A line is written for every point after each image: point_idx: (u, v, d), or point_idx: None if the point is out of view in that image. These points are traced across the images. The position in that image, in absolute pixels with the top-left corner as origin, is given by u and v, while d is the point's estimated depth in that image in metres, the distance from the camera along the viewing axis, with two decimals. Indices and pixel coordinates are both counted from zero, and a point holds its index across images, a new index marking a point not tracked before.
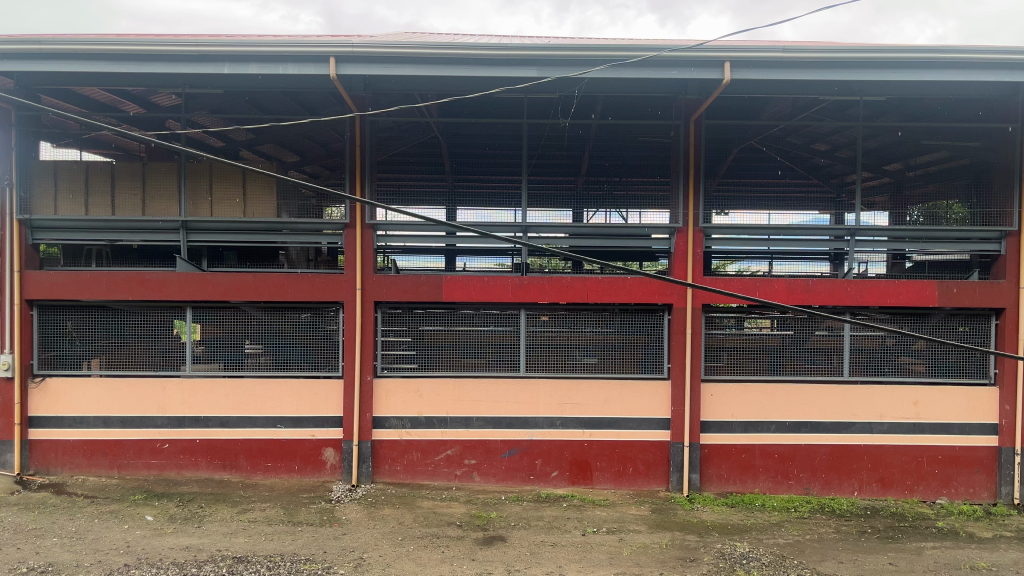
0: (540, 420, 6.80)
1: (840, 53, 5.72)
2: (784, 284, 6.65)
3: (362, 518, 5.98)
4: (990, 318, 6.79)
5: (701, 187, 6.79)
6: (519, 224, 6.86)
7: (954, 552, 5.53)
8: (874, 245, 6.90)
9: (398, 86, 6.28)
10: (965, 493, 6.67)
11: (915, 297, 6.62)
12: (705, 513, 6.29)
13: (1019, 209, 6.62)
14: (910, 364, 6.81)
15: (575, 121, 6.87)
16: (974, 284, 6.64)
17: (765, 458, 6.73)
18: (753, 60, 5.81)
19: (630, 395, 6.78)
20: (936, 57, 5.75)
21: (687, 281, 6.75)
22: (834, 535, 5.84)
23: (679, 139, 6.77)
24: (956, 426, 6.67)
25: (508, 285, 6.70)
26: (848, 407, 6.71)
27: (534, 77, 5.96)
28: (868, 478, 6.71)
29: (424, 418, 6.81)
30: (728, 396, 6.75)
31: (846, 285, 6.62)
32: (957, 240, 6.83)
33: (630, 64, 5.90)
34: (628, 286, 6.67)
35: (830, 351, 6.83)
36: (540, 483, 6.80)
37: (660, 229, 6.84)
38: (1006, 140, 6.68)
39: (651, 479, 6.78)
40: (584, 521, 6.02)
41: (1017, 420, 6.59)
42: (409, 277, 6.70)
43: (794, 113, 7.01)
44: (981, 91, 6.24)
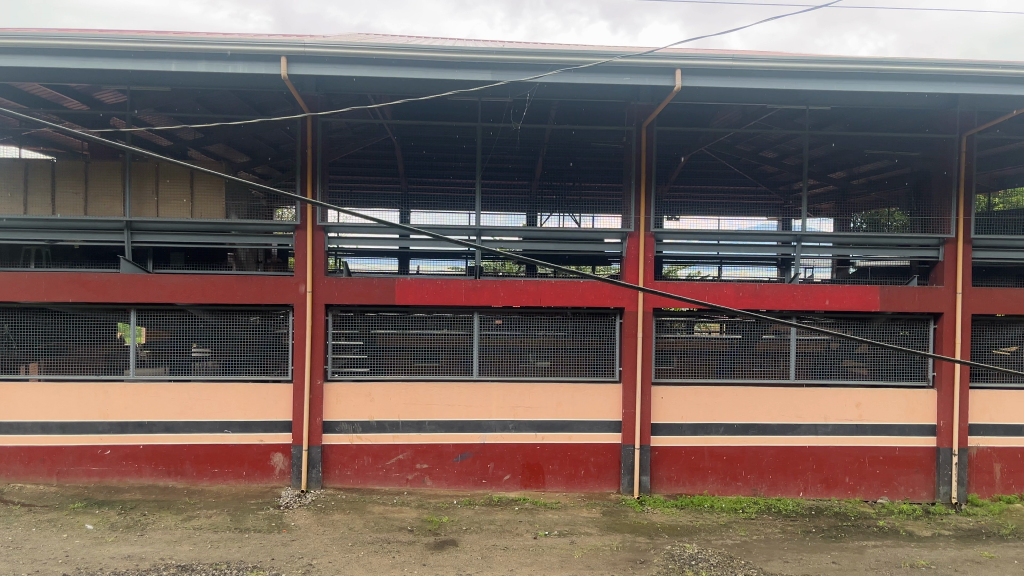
0: (493, 424, 6.79)
1: (786, 63, 5.86)
2: (733, 288, 6.74)
3: (311, 523, 5.90)
4: (929, 322, 6.96)
5: (653, 192, 6.85)
6: (473, 227, 6.76)
7: (895, 550, 5.68)
8: (820, 250, 6.98)
9: (351, 88, 6.18)
10: (905, 492, 6.86)
11: (859, 301, 6.78)
12: (655, 515, 6.35)
13: (955, 217, 6.82)
14: (853, 367, 6.98)
15: (528, 125, 6.84)
16: (914, 290, 6.81)
17: (713, 459, 6.84)
18: (703, 68, 5.92)
19: (582, 398, 6.81)
20: (877, 69, 5.92)
21: (638, 285, 6.79)
22: (780, 535, 5.96)
23: (631, 144, 6.83)
24: (897, 427, 6.87)
25: (461, 288, 6.67)
26: (794, 409, 6.85)
27: (488, 81, 5.97)
28: (813, 479, 6.85)
29: (375, 423, 6.75)
30: (677, 398, 6.84)
31: (793, 290, 6.76)
32: (898, 247, 7.00)
33: (582, 70, 5.94)
34: (581, 290, 6.72)
35: (777, 354, 6.96)
36: (492, 486, 6.79)
37: (612, 233, 6.89)
38: (943, 148, 6.89)
39: (603, 482, 6.82)
40: (536, 524, 6.04)
41: (954, 421, 6.79)
42: (361, 279, 6.64)
43: (743, 121, 7.15)
44: (921, 103, 6.45)
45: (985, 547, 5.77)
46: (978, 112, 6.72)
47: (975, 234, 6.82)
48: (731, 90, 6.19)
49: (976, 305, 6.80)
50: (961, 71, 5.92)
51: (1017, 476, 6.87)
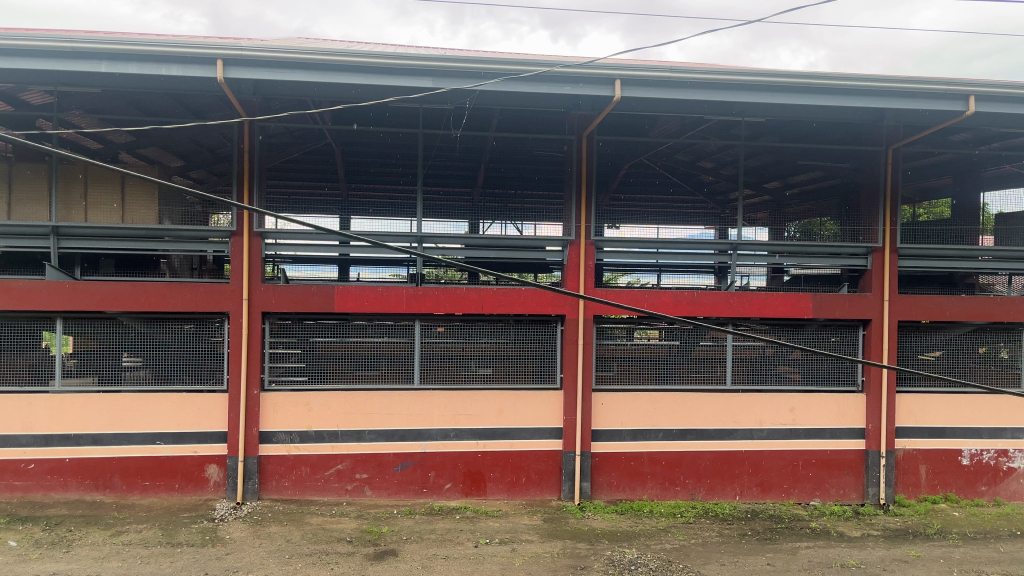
0: (434, 432, 6.74)
1: (722, 75, 6.00)
2: (671, 296, 6.85)
3: (246, 536, 5.77)
4: (858, 329, 7.18)
5: (593, 200, 6.91)
6: (414, 234, 6.69)
7: (826, 550, 5.83)
8: (756, 259, 7.13)
9: (289, 92, 6.09)
10: (837, 494, 7.05)
11: (793, 308, 6.95)
12: (596, 520, 6.39)
13: (882, 226, 7.03)
14: (787, 372, 7.15)
15: (468, 132, 6.83)
16: (844, 297, 7.02)
17: (653, 465, 6.91)
18: (642, 79, 6.02)
19: (523, 405, 6.83)
20: (807, 82, 6.11)
21: (579, 292, 6.84)
22: (717, 538, 6.06)
23: (572, 154, 6.87)
24: (828, 431, 7.06)
25: (402, 295, 6.62)
26: (730, 414, 6.99)
27: (429, 87, 5.96)
28: (748, 483, 6.99)
29: (313, 432, 6.64)
30: (618, 404, 6.90)
31: (729, 298, 6.90)
32: (830, 256, 7.18)
33: (523, 79, 5.98)
34: (522, 297, 6.74)
35: (713, 360, 7.09)
36: (433, 495, 6.74)
37: (553, 241, 6.92)
38: (872, 161, 7.11)
39: (544, 488, 6.84)
40: (477, 532, 6.02)
41: (882, 425, 7.01)
42: (298, 286, 6.53)
43: (681, 131, 7.30)
44: (850, 117, 6.67)
45: (912, 547, 5.96)
46: (903, 126, 6.97)
47: (901, 243, 7.05)
48: (670, 101, 6.30)
49: (902, 313, 7.02)
50: (886, 86, 6.14)
51: (941, 477, 7.12)
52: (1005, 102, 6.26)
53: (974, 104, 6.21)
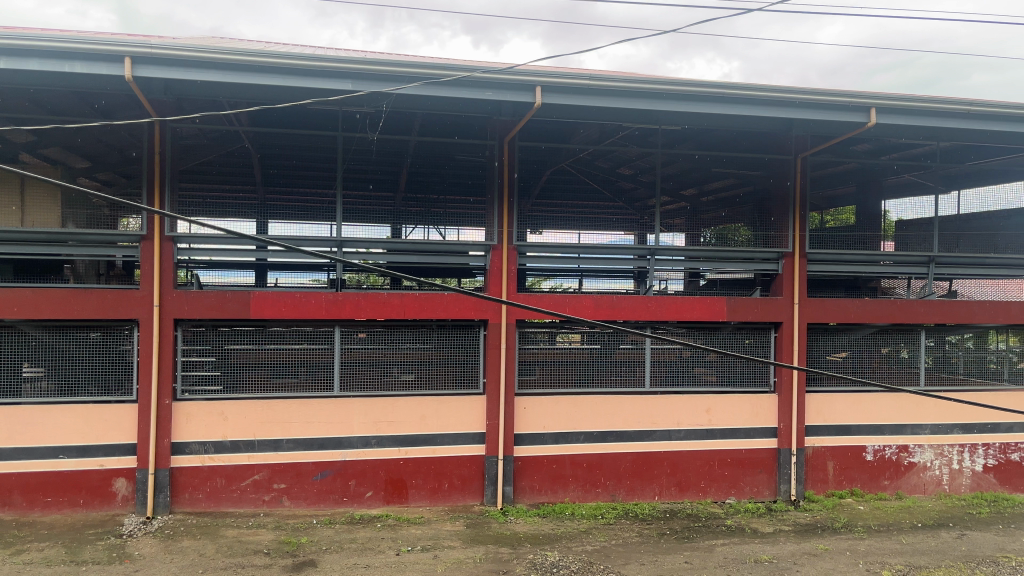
0: (354, 440, 6.64)
1: (639, 84, 6.14)
2: (592, 300, 6.93)
3: (157, 552, 5.56)
4: (770, 331, 7.42)
5: (515, 206, 6.95)
6: (332, 239, 6.56)
7: (741, 547, 6.00)
8: (673, 263, 7.31)
9: (203, 93, 5.92)
10: (751, 492, 7.26)
11: (708, 312, 7.15)
12: (518, 524, 6.42)
13: (791, 232, 7.31)
14: (703, 374, 7.33)
15: (384, 136, 6.77)
16: (757, 301, 7.26)
17: (574, 467, 6.98)
18: (562, 86, 6.10)
19: (446, 411, 6.80)
20: (721, 92, 6.30)
21: (501, 297, 6.86)
22: (636, 538, 6.16)
23: (494, 159, 6.92)
24: (743, 430, 7.27)
25: (321, 301, 6.50)
26: (650, 416, 7.12)
27: (349, 90, 5.89)
28: (667, 483, 7.13)
29: (229, 442, 6.45)
30: (540, 408, 6.95)
31: (648, 302, 7.04)
32: (744, 261, 7.42)
33: (444, 83, 5.97)
34: (444, 302, 6.72)
35: (633, 363, 7.20)
36: (353, 504, 6.64)
37: (475, 246, 6.93)
38: (781, 170, 7.39)
39: (466, 494, 6.82)
40: (398, 540, 5.96)
41: (793, 424, 7.26)
42: (213, 292, 6.35)
43: (601, 138, 7.43)
44: (762, 126, 6.91)
45: (821, 541, 6.19)
46: (810, 136, 7.26)
47: (809, 248, 7.34)
48: (589, 108, 6.40)
49: (810, 315, 7.31)
50: (794, 98, 6.39)
51: (848, 473, 7.43)
52: (904, 114, 6.60)
53: (874, 116, 6.55)
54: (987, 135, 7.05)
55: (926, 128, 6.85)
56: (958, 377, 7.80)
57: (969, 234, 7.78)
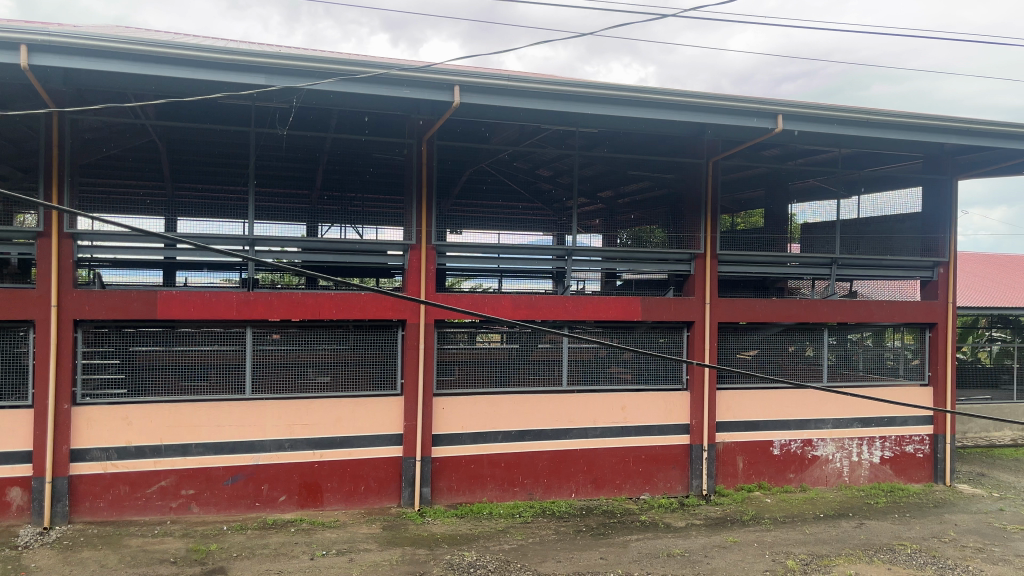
0: (267, 443, 6.48)
1: (556, 86, 6.19)
2: (510, 300, 6.95)
3: (55, 564, 5.30)
4: (683, 330, 7.60)
5: (434, 206, 6.85)
6: (246, 237, 6.38)
7: (654, 541, 6.13)
8: (591, 264, 7.39)
9: (105, 84, 5.67)
10: (664, 487, 7.43)
11: (624, 311, 7.27)
12: (435, 525, 6.39)
13: (704, 234, 7.49)
14: (619, 373, 7.46)
15: (293, 131, 6.58)
16: (670, 300, 7.42)
17: (492, 467, 6.99)
18: (480, 86, 6.10)
19: (362, 412, 6.70)
20: (635, 96, 6.42)
21: (420, 297, 6.78)
22: (553, 536, 6.22)
23: (412, 158, 6.79)
24: (657, 427, 7.43)
25: (232, 301, 6.31)
26: (567, 415, 7.19)
27: (261, 85, 5.74)
28: (583, 480, 7.22)
29: (133, 448, 6.20)
30: (458, 408, 6.92)
31: (565, 302, 7.10)
32: (658, 261, 7.56)
33: (361, 80, 5.89)
34: (361, 302, 6.63)
35: (551, 362, 7.27)
36: (266, 509, 6.48)
37: (393, 246, 6.79)
38: (693, 172, 7.55)
39: (383, 496, 6.75)
40: (313, 544, 5.84)
41: (704, 420, 7.46)
42: (116, 292, 6.09)
43: (521, 138, 7.44)
44: (675, 129, 7.07)
45: (731, 533, 6.38)
46: (721, 141, 7.47)
47: (720, 249, 7.55)
48: (507, 108, 6.42)
49: (721, 315, 7.52)
50: (705, 103, 6.57)
51: (756, 467, 7.69)
52: (809, 121, 6.87)
53: (781, 122, 6.79)
54: (885, 142, 7.41)
55: (829, 135, 7.14)
56: (859, 374, 8.16)
57: (869, 237, 8.17)
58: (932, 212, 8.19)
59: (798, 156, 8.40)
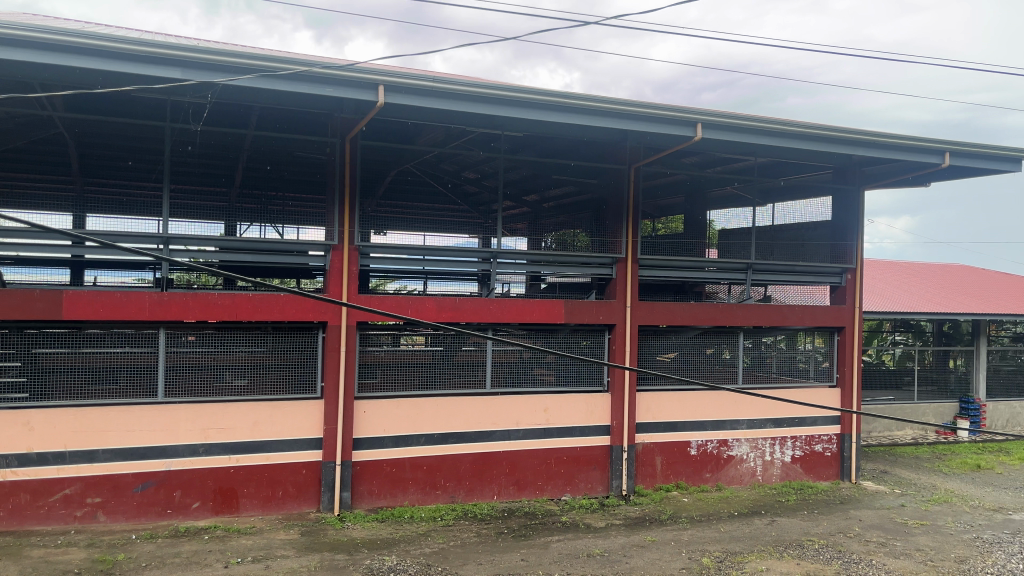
0: (180, 448, 6.28)
1: (481, 88, 6.20)
2: (435, 303, 6.91)
3: None
4: (604, 333, 7.72)
5: (357, 206, 6.75)
6: (159, 235, 6.13)
7: (575, 542, 6.19)
8: (516, 267, 7.39)
9: (8, 72, 5.40)
10: (585, 488, 7.52)
11: (547, 314, 7.32)
12: (355, 530, 6.31)
13: (625, 238, 7.61)
14: (542, 374, 7.53)
15: (207, 127, 6.38)
16: (592, 303, 7.52)
17: (414, 470, 6.94)
18: (405, 86, 6.06)
19: (280, 416, 6.56)
20: (560, 101, 6.49)
21: (341, 300, 6.68)
22: (474, 539, 6.22)
23: (335, 156, 6.67)
24: (578, 429, 7.51)
25: (144, 301, 6.10)
26: (490, 417, 7.20)
27: (177, 79, 5.56)
28: (505, 482, 7.25)
29: (35, 454, 5.92)
30: (380, 411, 6.85)
31: (489, 304, 7.11)
32: (582, 265, 7.64)
33: (282, 76, 5.77)
34: (280, 304, 6.49)
35: (474, 364, 7.27)
36: (178, 516, 6.28)
37: (314, 246, 6.65)
38: (616, 177, 7.67)
39: (301, 501, 6.62)
40: (227, 552, 5.69)
41: (625, 422, 7.58)
42: (19, 291, 5.79)
43: (446, 140, 7.42)
44: (598, 135, 7.18)
45: (649, 532, 6.50)
46: (643, 148, 7.61)
47: (641, 253, 7.69)
48: (431, 110, 6.39)
49: (641, 318, 7.67)
50: (628, 109, 6.69)
51: (673, 467, 7.86)
52: (727, 130, 7.07)
53: (701, 130, 6.97)
54: (798, 153, 7.69)
55: (746, 144, 7.37)
56: (772, 376, 8.43)
57: (782, 243, 8.47)
58: (841, 220, 8.55)
59: (716, 164, 8.63)
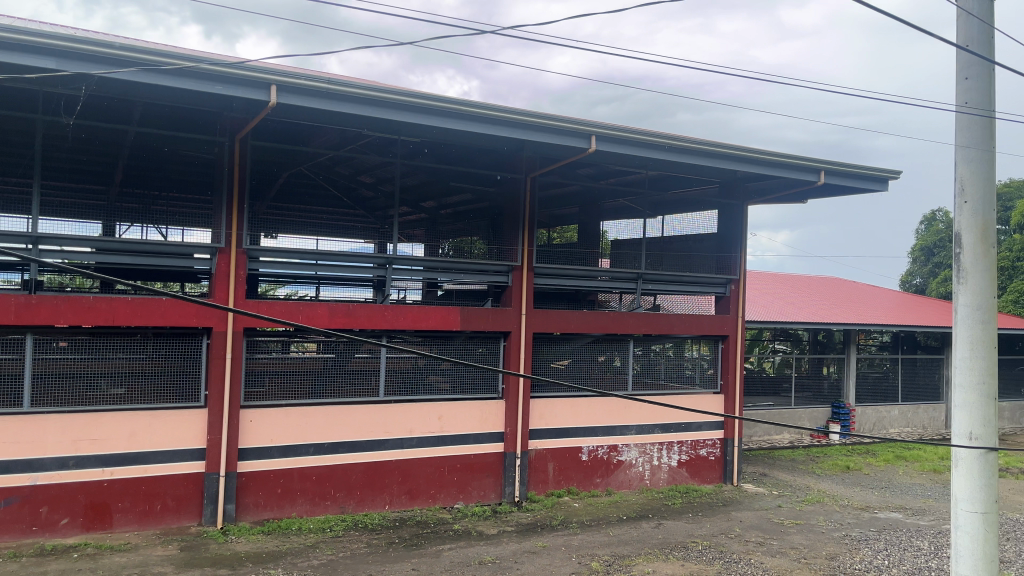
0: (48, 462, 5.87)
1: (378, 92, 6.14)
2: (327, 308, 6.78)
3: None
4: (500, 340, 7.75)
5: (246, 208, 6.55)
6: (26, 234, 5.77)
7: (466, 550, 6.18)
8: (411, 273, 7.32)
9: None
10: (478, 496, 7.52)
11: (443, 322, 7.30)
12: (239, 544, 6.09)
13: (521, 247, 7.68)
14: (437, 382, 7.48)
15: (83, 121, 6.03)
16: (487, 311, 7.54)
17: (302, 481, 6.76)
18: (298, 87, 5.93)
19: (160, 426, 6.25)
20: (457, 108, 6.50)
21: (228, 305, 6.45)
22: (364, 549, 6.11)
23: (223, 157, 6.46)
24: (471, 436, 7.51)
25: (10, 304, 5.69)
26: (383, 426, 7.10)
27: (50, 69, 5.23)
28: (397, 491, 7.16)
29: None
30: (267, 421, 6.64)
31: (383, 311, 7.01)
32: (478, 272, 7.65)
33: (167, 72, 5.54)
34: (162, 308, 6.21)
35: (367, 372, 7.18)
36: (44, 534, 5.88)
37: (200, 249, 6.42)
38: (512, 186, 7.75)
39: (181, 515, 6.34)
40: (99, 571, 5.37)
41: (518, 428, 7.65)
42: None
43: (342, 143, 7.31)
44: (495, 143, 7.23)
45: (540, 538, 6.56)
46: (539, 158, 7.72)
47: (537, 262, 7.78)
48: (326, 113, 6.28)
49: (535, 325, 7.75)
50: (524, 119, 6.78)
51: (565, 473, 7.97)
52: (619, 143, 7.27)
53: (594, 142, 7.14)
54: (686, 167, 7.99)
55: (637, 157, 7.59)
56: (660, 382, 8.69)
57: (671, 254, 8.75)
58: (726, 233, 8.92)
59: (610, 176, 8.86)
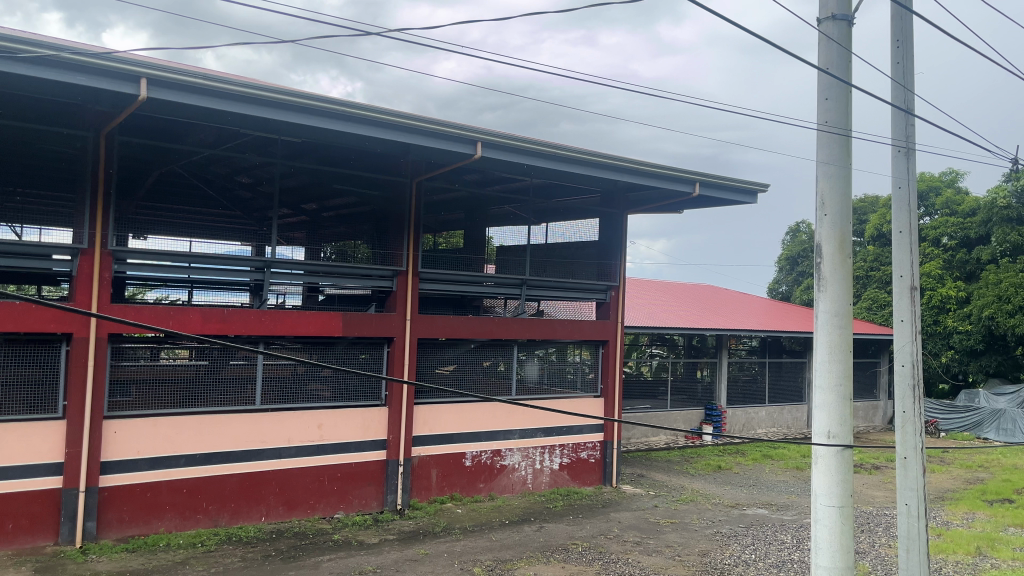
0: None
1: (258, 90, 5.96)
2: (200, 313, 6.48)
3: None
4: (383, 346, 7.66)
5: (112, 207, 6.21)
6: None
7: (346, 560, 6.06)
8: (291, 278, 7.14)
9: None
10: (359, 505, 7.39)
11: (324, 327, 7.14)
12: (100, 563, 5.72)
13: (406, 252, 7.66)
14: (317, 390, 7.31)
15: None
16: (371, 317, 7.44)
17: (171, 494, 6.44)
18: (172, 82, 5.66)
19: (11, 440, 5.76)
20: (341, 109, 6.40)
21: (91, 309, 6.08)
22: (238, 564, 5.88)
23: (87, 152, 6.13)
24: (353, 444, 7.37)
25: None
26: (259, 435, 6.87)
27: None
28: (274, 502, 6.93)
29: None
30: (133, 432, 6.29)
31: (261, 316, 6.80)
32: (361, 277, 7.55)
33: (24, 60, 5.15)
34: (16, 313, 5.78)
35: (244, 380, 6.90)
36: None
37: (61, 249, 6.05)
38: (397, 191, 7.70)
39: (35, 534, 5.87)
40: None
41: (401, 435, 7.57)
42: None
43: (218, 141, 7.03)
44: (379, 146, 7.16)
45: (422, 546, 6.51)
46: (424, 163, 7.70)
47: (421, 268, 7.76)
48: (201, 109, 6.03)
49: (419, 331, 7.71)
50: (410, 123, 6.74)
51: (448, 479, 7.95)
52: (504, 149, 7.35)
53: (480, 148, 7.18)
54: (569, 175, 8.16)
55: (521, 164, 7.69)
56: (543, 387, 8.81)
57: (554, 261, 8.89)
58: (606, 240, 9.16)
59: (494, 182, 8.93)
